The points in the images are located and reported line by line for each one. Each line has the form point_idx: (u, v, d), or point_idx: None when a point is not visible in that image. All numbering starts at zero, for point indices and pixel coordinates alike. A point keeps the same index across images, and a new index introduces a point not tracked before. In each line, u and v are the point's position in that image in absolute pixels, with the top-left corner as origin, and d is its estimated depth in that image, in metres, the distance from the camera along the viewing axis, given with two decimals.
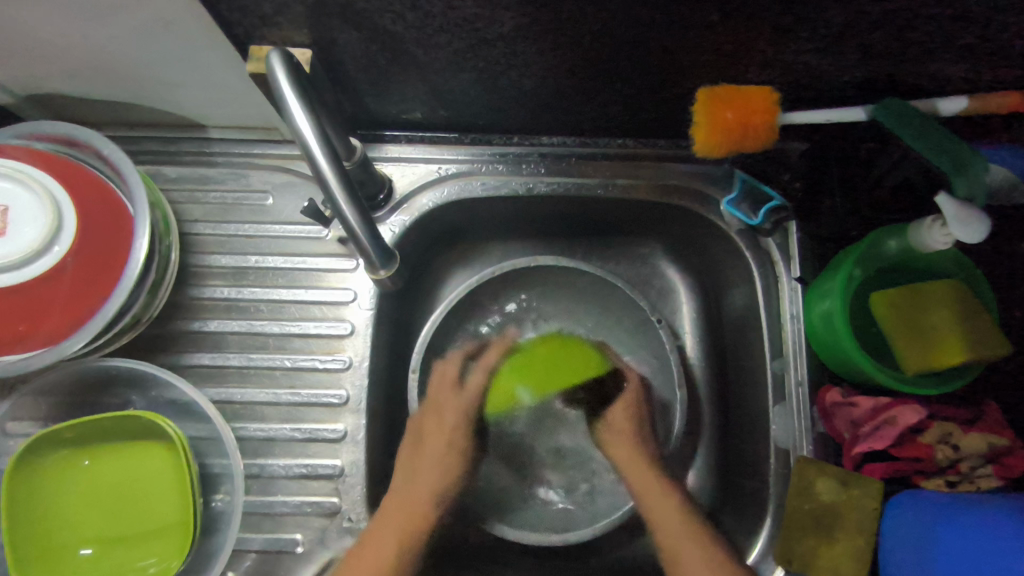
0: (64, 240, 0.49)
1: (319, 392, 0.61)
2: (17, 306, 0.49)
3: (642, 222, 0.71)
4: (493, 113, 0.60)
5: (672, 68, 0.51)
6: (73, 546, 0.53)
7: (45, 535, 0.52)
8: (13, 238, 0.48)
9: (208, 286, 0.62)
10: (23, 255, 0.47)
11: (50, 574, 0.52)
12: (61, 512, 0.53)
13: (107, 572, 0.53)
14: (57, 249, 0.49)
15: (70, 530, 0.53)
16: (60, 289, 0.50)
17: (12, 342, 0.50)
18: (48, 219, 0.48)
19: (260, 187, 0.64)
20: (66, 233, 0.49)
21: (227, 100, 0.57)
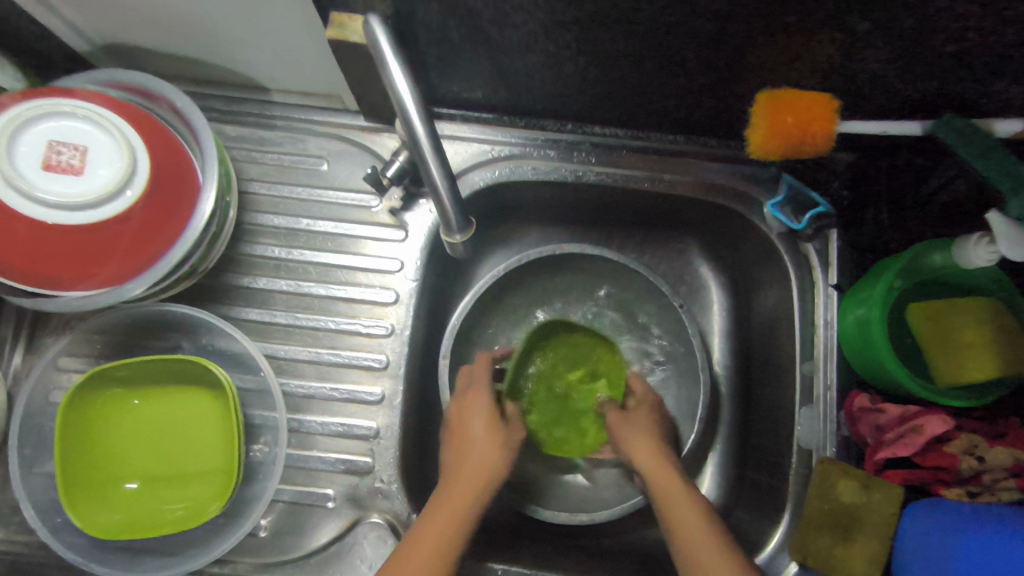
0: (137, 185, 0.50)
1: (359, 355, 0.62)
2: (82, 244, 0.50)
3: (683, 219, 0.72)
4: (552, 98, 0.62)
5: (738, 67, 0.53)
6: (119, 480, 0.55)
7: (93, 469, 0.54)
8: (89, 178, 0.49)
9: (259, 245, 0.64)
10: (98, 195, 0.49)
11: (96, 504, 0.54)
12: (108, 447, 0.55)
13: (145, 511, 0.55)
14: (129, 193, 0.50)
15: (116, 466, 0.55)
16: (126, 232, 0.51)
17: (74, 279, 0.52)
18: (124, 163, 0.50)
19: (316, 152, 0.66)
20: (139, 178, 0.50)
21: (296, 63, 0.59)
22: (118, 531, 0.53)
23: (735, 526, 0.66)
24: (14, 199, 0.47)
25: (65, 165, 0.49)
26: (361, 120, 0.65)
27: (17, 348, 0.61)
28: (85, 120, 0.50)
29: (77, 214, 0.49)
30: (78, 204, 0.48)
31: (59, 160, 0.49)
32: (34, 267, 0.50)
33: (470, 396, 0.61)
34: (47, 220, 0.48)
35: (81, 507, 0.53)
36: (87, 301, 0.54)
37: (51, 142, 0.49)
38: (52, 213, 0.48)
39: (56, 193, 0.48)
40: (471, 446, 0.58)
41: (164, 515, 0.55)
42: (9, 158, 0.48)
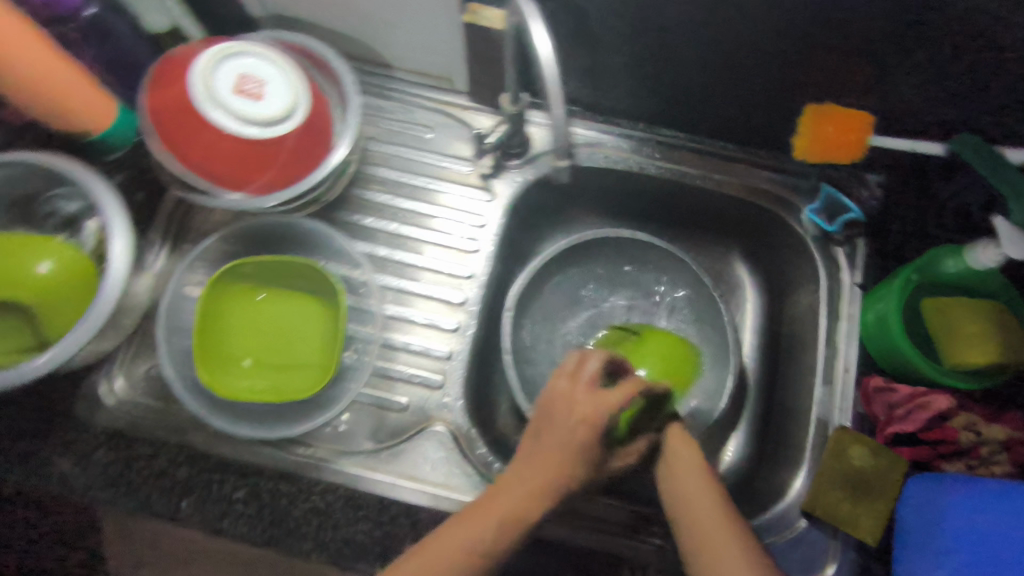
0: (296, 118, 0.62)
1: (441, 291, 0.73)
2: (243, 154, 0.61)
3: (728, 220, 0.82)
4: (631, 98, 0.74)
5: (792, 82, 0.64)
6: (238, 357, 0.65)
7: (216, 343, 0.64)
8: (264, 103, 0.60)
9: (369, 190, 0.76)
10: (268, 118, 0.60)
11: (221, 373, 0.64)
12: (227, 328, 0.66)
13: (247, 385, 0.64)
14: (289, 123, 0.61)
15: (233, 346, 0.66)
16: (277, 153, 0.63)
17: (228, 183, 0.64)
18: (291, 99, 0.61)
19: (424, 123, 0.78)
20: (299, 113, 0.62)
21: (426, 45, 0.72)
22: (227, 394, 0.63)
23: (751, 490, 0.74)
24: (204, 103, 0.58)
25: (249, 92, 0.60)
26: (466, 100, 0.78)
27: (163, 249, 0.73)
28: (267, 59, 0.61)
29: (248, 128, 0.59)
30: (252, 120, 0.59)
31: (245, 85, 0.60)
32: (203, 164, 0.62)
33: (585, 395, 0.56)
34: (224, 128, 0.59)
35: (212, 371, 0.63)
36: (231, 204, 0.66)
37: (243, 69, 0.60)
38: (230, 122, 0.59)
39: (240, 109, 0.59)
40: (546, 427, 0.56)
41: (271, 389, 0.65)
42: (209, 77, 0.58)
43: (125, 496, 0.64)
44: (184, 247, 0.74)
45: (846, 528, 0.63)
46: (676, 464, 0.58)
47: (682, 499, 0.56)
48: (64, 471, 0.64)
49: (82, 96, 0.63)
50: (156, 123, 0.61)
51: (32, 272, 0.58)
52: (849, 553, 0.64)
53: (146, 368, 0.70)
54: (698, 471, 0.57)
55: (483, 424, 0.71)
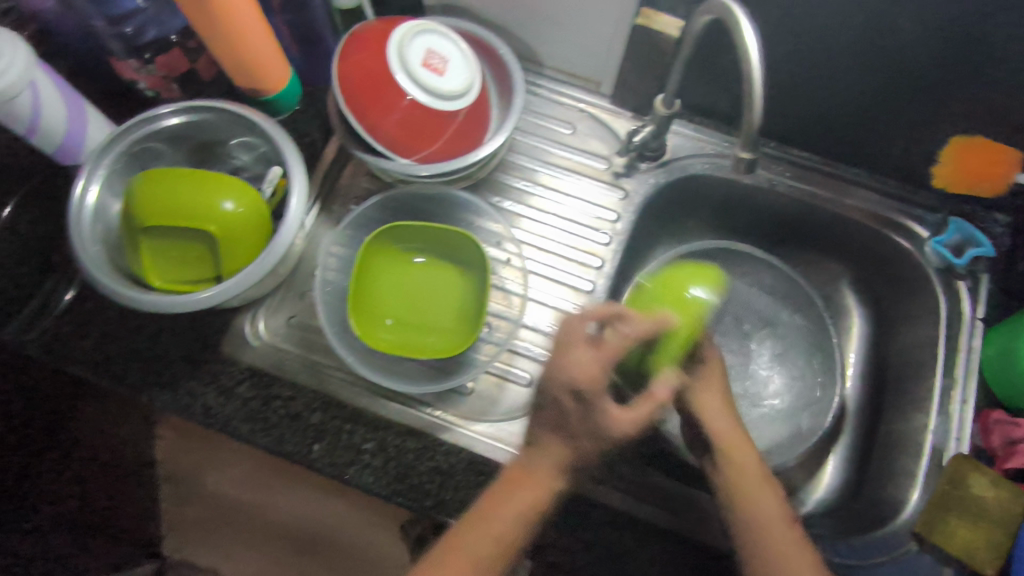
0: (465, 98, 0.66)
1: (572, 279, 0.76)
2: (412, 120, 0.65)
3: (845, 246, 0.84)
4: (771, 116, 0.76)
5: (940, 110, 0.67)
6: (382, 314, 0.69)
7: (365, 295, 0.68)
8: (443, 77, 0.64)
9: (508, 174, 0.80)
10: (442, 91, 0.64)
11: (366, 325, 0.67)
12: (376, 284, 0.69)
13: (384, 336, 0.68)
14: (459, 100, 0.65)
15: (379, 301, 0.69)
16: (443, 126, 0.66)
17: (393, 146, 0.67)
18: (466, 80, 0.65)
19: (564, 119, 0.82)
20: (469, 95, 0.66)
21: (584, 44, 0.76)
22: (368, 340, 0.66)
23: (853, 510, 0.74)
24: (394, 64, 0.63)
25: (434, 67, 0.64)
26: (607, 101, 0.82)
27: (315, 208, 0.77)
28: (449, 39, 0.65)
29: (421, 94, 0.64)
30: (427, 88, 0.64)
31: (432, 58, 0.64)
32: (376, 123, 0.65)
33: (592, 354, 0.52)
34: (403, 90, 0.64)
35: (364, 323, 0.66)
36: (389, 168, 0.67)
37: (436, 45, 0.65)
38: (409, 86, 0.63)
39: (425, 82, 0.63)
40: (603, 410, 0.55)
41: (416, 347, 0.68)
42: (402, 50, 0.63)
43: (260, 433, 0.66)
44: (331, 209, 0.78)
45: (960, 556, 0.63)
46: (741, 471, 0.58)
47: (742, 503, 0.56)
48: (207, 402, 0.67)
49: (266, 55, 0.70)
50: (346, 78, 0.65)
51: (219, 210, 0.61)
52: None
53: (287, 316, 0.75)
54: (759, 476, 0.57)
55: None
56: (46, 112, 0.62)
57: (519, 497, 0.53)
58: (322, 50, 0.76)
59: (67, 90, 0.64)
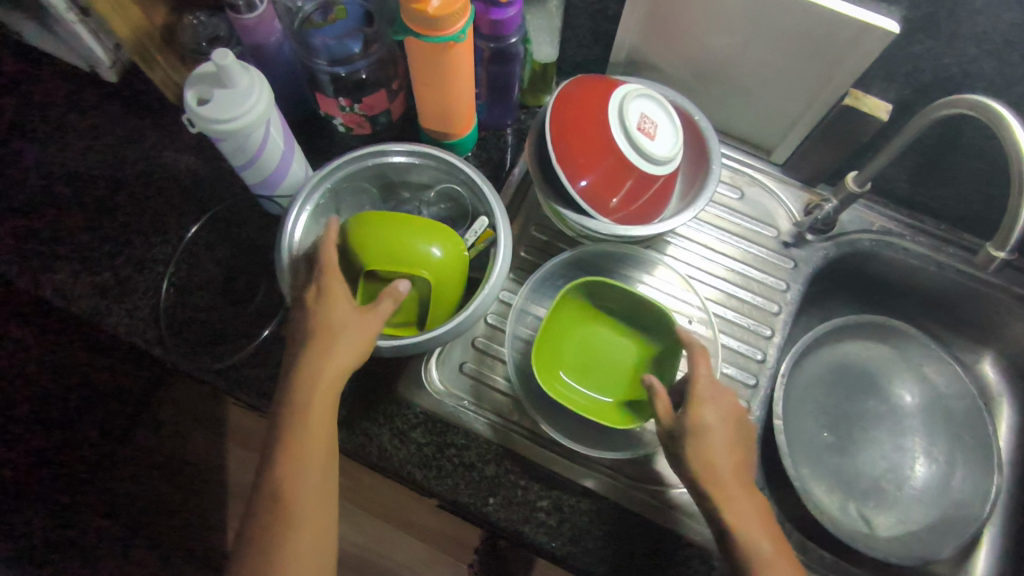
0: (664, 166, 0.66)
1: (743, 345, 0.76)
2: (609, 172, 0.66)
3: (1002, 332, 0.83)
4: (948, 202, 0.76)
5: None
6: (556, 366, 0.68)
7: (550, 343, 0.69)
8: (654, 140, 0.65)
9: (679, 236, 0.81)
10: (648, 152, 0.64)
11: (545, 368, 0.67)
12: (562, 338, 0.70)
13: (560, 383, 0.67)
14: (659, 164, 0.65)
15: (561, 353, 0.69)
16: (637, 186, 0.66)
17: (579, 190, 0.66)
18: (672, 149, 0.66)
19: (737, 185, 0.83)
20: (667, 164, 0.66)
21: (770, 116, 0.76)
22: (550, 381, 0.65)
23: None
24: (613, 113, 0.65)
25: (646, 131, 0.65)
26: (778, 171, 0.82)
27: None
28: (659, 106, 0.68)
29: (626, 148, 0.64)
30: (634, 144, 0.64)
31: (649, 123, 0.66)
32: (572, 164, 0.66)
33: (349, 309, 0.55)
34: (613, 142, 0.65)
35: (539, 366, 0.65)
36: (570, 212, 0.68)
37: (654, 113, 0.67)
38: (620, 139, 0.64)
39: (638, 143, 0.64)
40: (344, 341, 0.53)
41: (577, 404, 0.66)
42: (620, 112, 0.65)
43: (435, 479, 0.65)
44: None
45: None
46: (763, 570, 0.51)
47: None
48: (382, 442, 0.66)
49: (469, 104, 0.71)
50: (560, 118, 0.66)
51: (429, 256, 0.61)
52: None
53: (458, 361, 0.75)
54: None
55: None
56: (269, 150, 0.63)
57: (320, 401, 0.52)
58: (509, 99, 0.77)
59: (288, 131, 0.65)
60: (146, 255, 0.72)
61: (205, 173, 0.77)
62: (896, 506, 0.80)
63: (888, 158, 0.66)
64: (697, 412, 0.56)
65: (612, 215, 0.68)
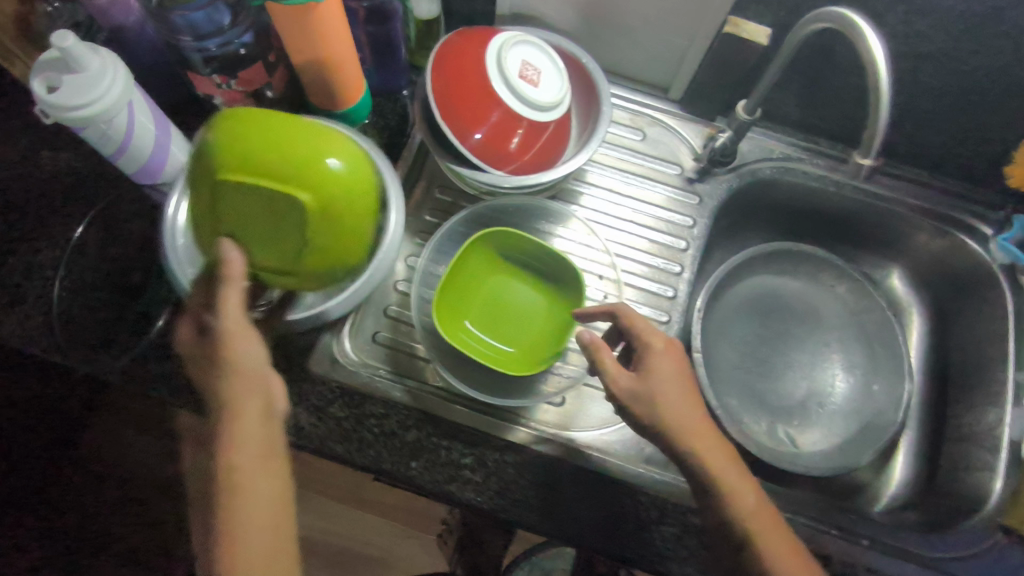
0: (546, 115, 0.65)
1: (654, 285, 0.77)
2: (491, 123, 0.65)
3: (902, 241, 0.87)
4: (840, 121, 0.78)
5: (1014, 116, 0.69)
6: (460, 314, 0.68)
7: (455, 297, 0.67)
8: (534, 90, 0.65)
9: (583, 184, 0.81)
10: (527, 102, 0.64)
11: (451, 323, 0.66)
12: (470, 290, 0.69)
13: (466, 337, 0.67)
14: (541, 113, 0.65)
15: (467, 304, 0.69)
16: (520, 136, 0.66)
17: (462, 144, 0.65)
18: (553, 98, 0.65)
19: (638, 126, 0.83)
20: (549, 113, 0.65)
21: (661, 52, 0.76)
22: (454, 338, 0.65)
23: (931, 504, 0.76)
24: (490, 62, 0.64)
25: (529, 77, 0.65)
26: (677, 108, 0.83)
27: None
28: (540, 49, 0.67)
29: (507, 97, 0.64)
30: (513, 94, 0.64)
31: (528, 73, 0.65)
32: (452, 114, 0.64)
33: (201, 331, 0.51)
34: (491, 90, 0.64)
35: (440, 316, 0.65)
36: (458, 164, 0.68)
37: (534, 62, 0.66)
38: (498, 88, 0.63)
39: (521, 91, 0.64)
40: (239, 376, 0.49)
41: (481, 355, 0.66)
42: (499, 61, 0.64)
43: (354, 450, 0.65)
44: None
45: None
46: (740, 501, 0.55)
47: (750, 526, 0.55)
48: (299, 421, 0.66)
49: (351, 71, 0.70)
50: (439, 69, 0.65)
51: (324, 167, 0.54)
52: None
53: (370, 330, 0.75)
54: (749, 488, 0.56)
55: None
56: (138, 134, 0.60)
57: (242, 430, 0.49)
58: (397, 61, 0.75)
59: (155, 111, 0.62)
60: (32, 261, 0.69)
61: (87, 169, 0.74)
62: (820, 423, 0.83)
63: (769, 83, 0.67)
64: (651, 364, 0.58)
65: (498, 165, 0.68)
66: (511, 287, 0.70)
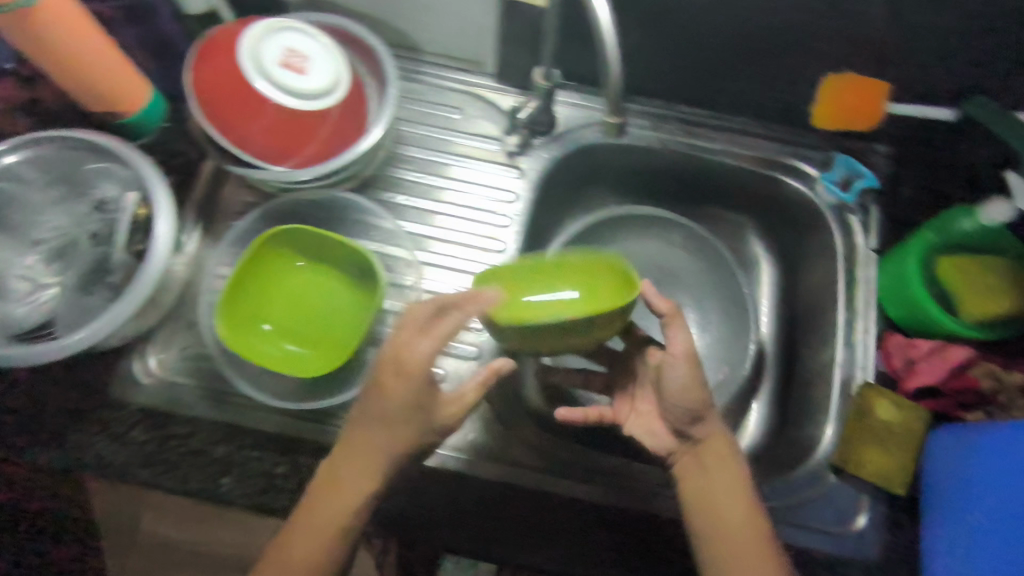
0: (316, 103, 0.61)
1: (476, 265, 0.75)
2: (258, 116, 0.62)
3: (742, 194, 0.85)
4: (650, 75, 0.77)
5: (809, 53, 0.68)
6: (259, 318, 0.65)
7: (247, 302, 0.64)
8: (299, 78, 0.61)
9: (399, 169, 0.77)
10: (289, 92, 0.60)
11: (242, 330, 0.63)
12: (263, 292, 0.66)
13: (263, 342, 0.64)
14: (309, 103, 0.61)
15: (263, 307, 0.65)
16: (293, 127, 0.63)
17: (234, 138, 0.64)
18: (322, 85, 0.61)
19: (453, 104, 0.80)
20: (320, 102, 0.62)
21: (456, 25, 0.73)
22: (244, 345, 0.62)
23: (779, 454, 0.75)
24: (247, 50, 0.60)
25: (295, 66, 0.61)
26: (493, 81, 0.80)
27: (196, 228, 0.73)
28: (303, 32, 0.63)
29: (267, 88, 0.60)
30: (274, 85, 0.60)
31: (292, 60, 0.61)
32: (220, 110, 0.62)
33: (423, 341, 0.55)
34: (250, 81, 0.60)
35: (233, 324, 0.62)
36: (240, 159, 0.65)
37: (303, 47, 0.62)
38: (256, 79, 0.60)
39: (285, 82, 0.60)
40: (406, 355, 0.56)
41: (283, 361, 0.63)
42: (254, 53, 0.60)
43: (160, 474, 0.63)
44: (215, 228, 0.74)
45: (873, 476, 0.66)
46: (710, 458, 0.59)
47: (699, 486, 0.58)
48: (99, 449, 0.63)
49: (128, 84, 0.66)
50: (202, 63, 0.62)
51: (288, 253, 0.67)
52: (878, 506, 0.67)
53: (178, 347, 0.70)
54: (721, 450, 0.59)
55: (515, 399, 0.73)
56: None
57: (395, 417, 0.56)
58: (179, 61, 0.71)
59: None
60: None
61: None
62: None
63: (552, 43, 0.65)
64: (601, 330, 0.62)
65: (279, 156, 0.66)
66: (311, 282, 0.68)
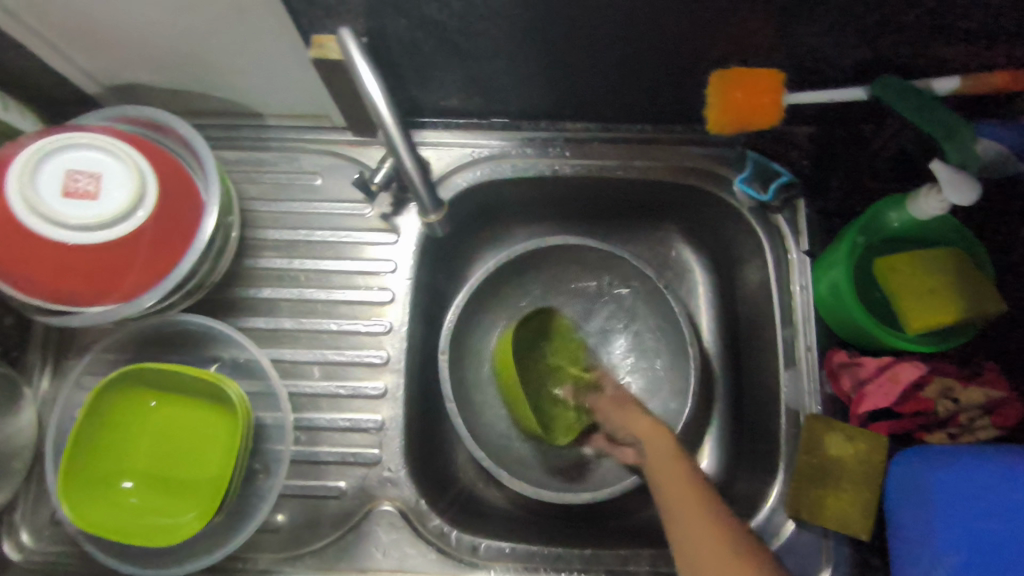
0: (118, 227, 0.53)
1: (363, 352, 0.67)
2: (60, 261, 0.53)
3: (657, 204, 0.75)
4: (523, 98, 0.67)
5: (687, 53, 0.57)
6: (120, 476, 0.58)
7: (99, 464, 0.57)
8: (95, 205, 0.52)
9: (262, 258, 0.68)
10: (82, 228, 0.52)
11: (98, 500, 0.56)
12: (116, 446, 0.58)
13: (126, 504, 0.57)
14: (109, 231, 0.52)
15: (118, 462, 0.58)
16: (105, 261, 0.54)
17: (48, 294, 0.55)
18: (118, 205, 0.52)
19: (309, 169, 0.70)
20: (123, 223, 0.53)
21: (285, 85, 0.62)
22: (100, 522, 0.55)
23: (737, 494, 0.68)
24: (17, 198, 0.51)
25: (81, 191, 0.52)
26: (349, 135, 0.70)
27: (45, 372, 0.65)
28: (77, 146, 0.53)
29: (55, 233, 0.51)
30: (62, 224, 0.51)
31: (75, 187, 0.52)
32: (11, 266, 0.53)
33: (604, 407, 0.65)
34: (32, 228, 0.51)
35: (81, 500, 0.55)
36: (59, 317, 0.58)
37: (81, 166, 0.53)
38: (39, 224, 0.51)
39: (75, 219, 0.51)
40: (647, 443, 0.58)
41: (155, 524, 0.56)
42: (28, 193, 0.51)
43: None
44: (67, 365, 0.65)
45: (835, 526, 0.59)
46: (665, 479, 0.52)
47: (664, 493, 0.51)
48: None
49: None
50: None
51: (157, 406, 0.59)
52: (843, 550, 0.60)
53: (50, 511, 0.62)
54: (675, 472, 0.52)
55: (433, 489, 0.66)
56: None
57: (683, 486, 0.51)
58: None
59: None
60: None
61: None
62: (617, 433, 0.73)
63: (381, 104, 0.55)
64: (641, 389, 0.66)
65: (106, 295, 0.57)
66: (168, 419, 0.59)
